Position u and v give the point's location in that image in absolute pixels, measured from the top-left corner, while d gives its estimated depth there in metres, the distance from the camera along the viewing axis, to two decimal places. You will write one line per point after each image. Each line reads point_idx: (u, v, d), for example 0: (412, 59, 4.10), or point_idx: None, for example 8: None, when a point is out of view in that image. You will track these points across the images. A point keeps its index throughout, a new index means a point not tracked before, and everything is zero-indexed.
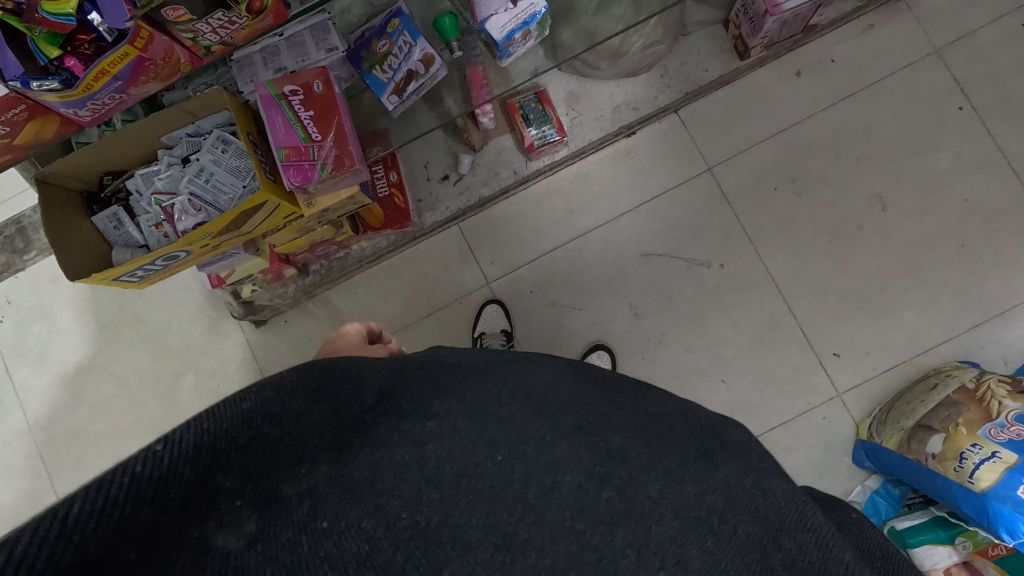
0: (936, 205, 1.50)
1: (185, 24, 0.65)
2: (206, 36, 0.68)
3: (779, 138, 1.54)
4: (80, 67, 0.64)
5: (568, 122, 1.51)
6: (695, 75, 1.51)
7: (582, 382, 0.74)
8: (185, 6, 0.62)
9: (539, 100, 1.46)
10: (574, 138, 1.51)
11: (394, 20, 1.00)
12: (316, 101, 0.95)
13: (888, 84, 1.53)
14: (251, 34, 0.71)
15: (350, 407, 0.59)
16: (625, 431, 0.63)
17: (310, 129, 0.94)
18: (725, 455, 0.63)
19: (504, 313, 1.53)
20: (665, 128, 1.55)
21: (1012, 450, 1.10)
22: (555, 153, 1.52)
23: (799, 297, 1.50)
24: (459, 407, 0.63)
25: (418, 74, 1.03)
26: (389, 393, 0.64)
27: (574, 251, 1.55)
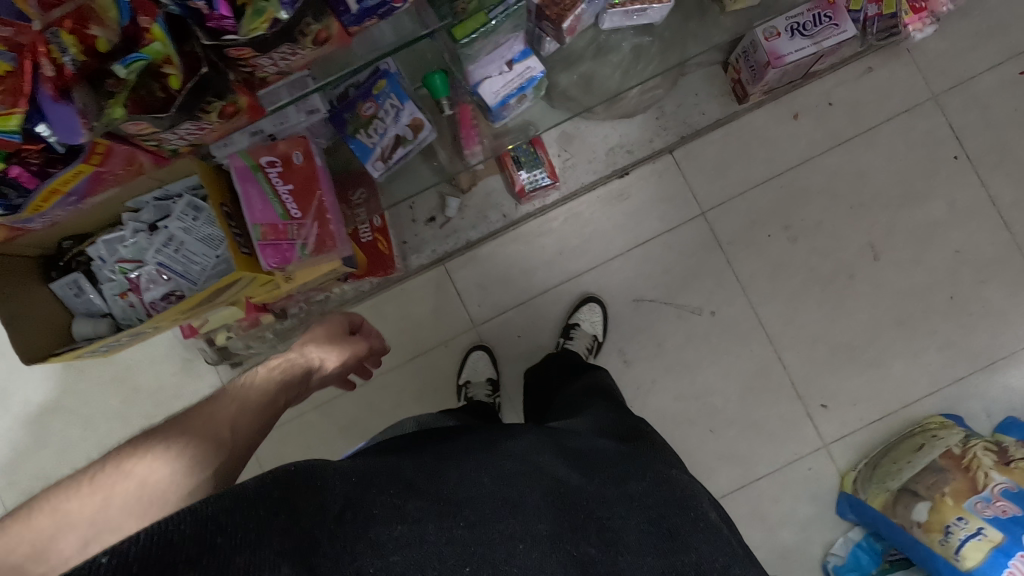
0: (928, 255, 1.48)
1: (148, 135, 0.61)
2: (171, 141, 0.64)
3: (774, 183, 1.50)
4: (27, 180, 0.60)
5: (557, 163, 1.46)
6: (691, 117, 1.47)
7: (560, 471, 0.75)
8: (149, 121, 0.58)
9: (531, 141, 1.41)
10: (564, 181, 1.47)
11: (380, 82, 0.92)
12: (295, 174, 0.89)
13: (885, 130, 1.50)
14: (222, 133, 0.67)
15: (316, 515, 0.56)
16: (594, 543, 0.67)
17: (288, 205, 0.88)
18: (678, 561, 0.68)
19: (491, 361, 1.48)
20: (660, 169, 1.50)
21: (997, 527, 1.15)
22: (546, 195, 1.47)
23: (789, 346, 1.49)
24: (428, 511, 0.63)
25: (403, 140, 0.97)
26: (355, 500, 0.61)
27: (564, 294, 1.51)
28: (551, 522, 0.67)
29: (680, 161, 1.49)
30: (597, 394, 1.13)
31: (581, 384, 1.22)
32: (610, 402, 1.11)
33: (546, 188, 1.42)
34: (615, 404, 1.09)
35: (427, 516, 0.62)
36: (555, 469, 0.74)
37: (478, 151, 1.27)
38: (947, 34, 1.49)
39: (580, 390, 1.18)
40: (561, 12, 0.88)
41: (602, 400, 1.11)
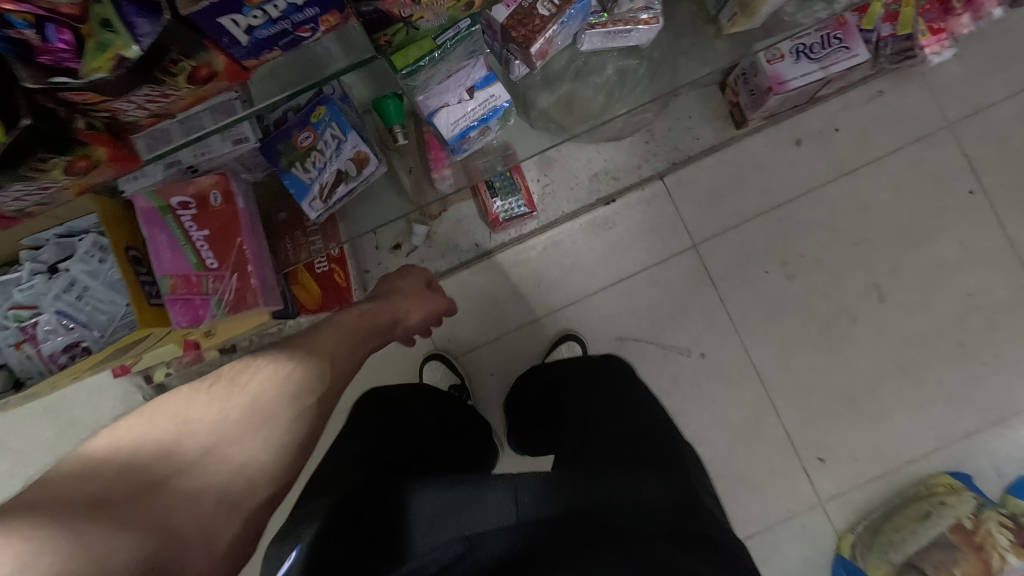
0: (937, 297, 1.36)
1: None
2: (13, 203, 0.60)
3: (772, 215, 1.38)
4: None
5: (536, 193, 1.34)
6: (683, 142, 1.34)
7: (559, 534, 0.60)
8: None
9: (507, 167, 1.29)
10: (543, 211, 1.35)
11: (319, 109, 0.80)
12: (213, 217, 0.76)
13: (894, 160, 1.38)
14: (82, 187, 0.63)
15: None
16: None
17: (203, 253, 0.75)
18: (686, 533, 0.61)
19: (451, 370, 1.35)
20: (648, 196, 1.37)
21: None
22: (523, 224, 1.35)
23: (783, 394, 1.37)
24: None
25: (346, 175, 0.84)
26: None
27: (541, 330, 1.38)
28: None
29: (670, 189, 1.37)
30: (636, 405, 0.85)
31: (601, 391, 0.93)
32: (654, 415, 0.83)
33: (521, 218, 1.31)
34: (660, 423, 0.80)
35: None
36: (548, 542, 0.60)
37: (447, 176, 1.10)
38: (964, 57, 1.37)
39: (601, 400, 0.90)
40: (528, 33, 0.75)
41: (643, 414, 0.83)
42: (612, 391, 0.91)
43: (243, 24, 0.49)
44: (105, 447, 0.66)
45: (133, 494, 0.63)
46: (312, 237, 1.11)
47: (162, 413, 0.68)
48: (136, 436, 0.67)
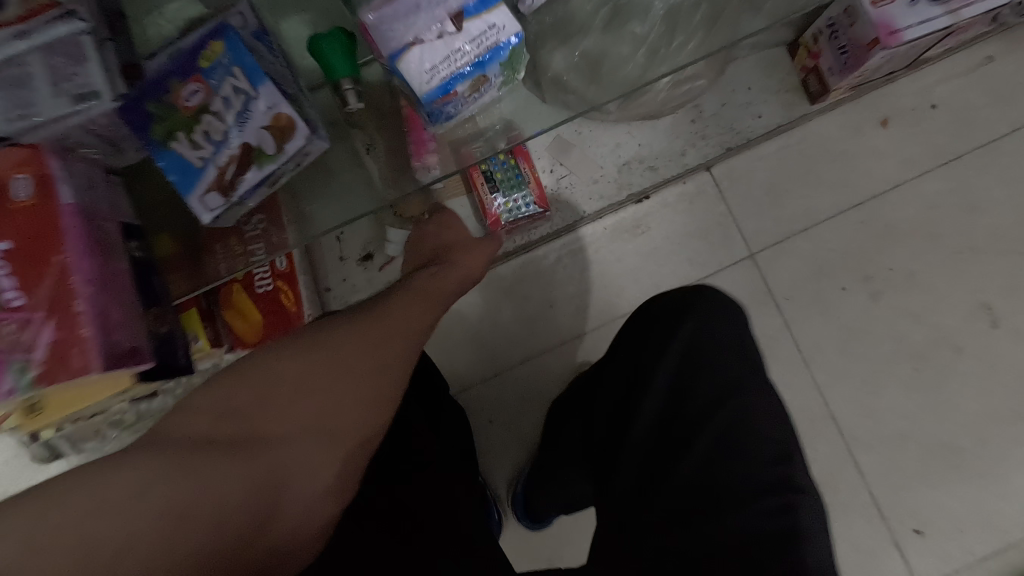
0: None
1: None
2: None
3: (851, 216, 1.08)
4: None
5: (549, 186, 1.03)
6: (742, 121, 1.02)
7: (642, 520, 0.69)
8: None
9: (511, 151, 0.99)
10: (559, 210, 1.04)
11: (214, 47, 0.51)
12: (19, 218, 0.50)
13: (1007, 145, 1.07)
14: None
15: None
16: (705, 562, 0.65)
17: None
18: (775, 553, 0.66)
19: None
20: (691, 192, 1.06)
21: None
22: (532, 228, 1.04)
23: (868, 446, 1.06)
24: None
25: (257, 151, 0.52)
26: None
27: (556, 367, 1.06)
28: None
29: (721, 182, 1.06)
30: (748, 414, 0.74)
31: (713, 387, 0.75)
32: (771, 406, 0.75)
33: (531, 221, 1.02)
34: (779, 440, 0.74)
35: None
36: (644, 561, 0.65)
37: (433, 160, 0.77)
38: None
39: (708, 404, 0.75)
40: None
41: (756, 425, 0.74)
42: (724, 388, 0.75)
43: None
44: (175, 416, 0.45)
45: (225, 450, 0.43)
46: (252, 246, 0.76)
47: (243, 388, 0.45)
48: (207, 424, 0.44)
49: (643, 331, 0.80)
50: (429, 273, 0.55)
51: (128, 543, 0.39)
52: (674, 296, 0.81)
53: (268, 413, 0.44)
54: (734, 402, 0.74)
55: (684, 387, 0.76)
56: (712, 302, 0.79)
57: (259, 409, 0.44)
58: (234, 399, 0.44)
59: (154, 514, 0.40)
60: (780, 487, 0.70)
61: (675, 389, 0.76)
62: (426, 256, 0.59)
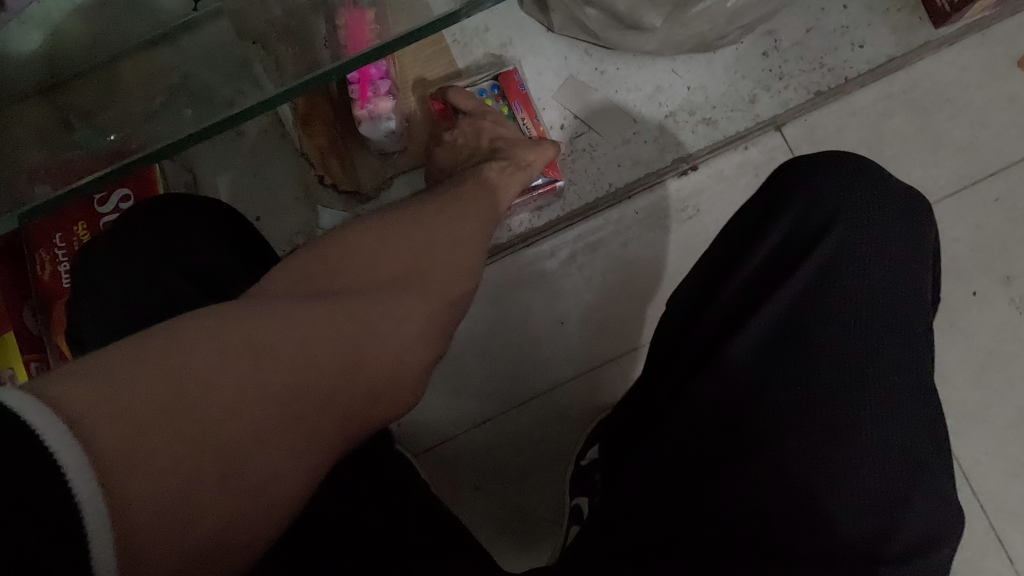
0: None
1: None
2: None
3: (983, 191, 0.76)
4: None
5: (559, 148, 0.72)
6: (832, 55, 0.73)
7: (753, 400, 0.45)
8: None
9: (505, 94, 0.69)
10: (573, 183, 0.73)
11: None
12: None
13: None
14: None
15: None
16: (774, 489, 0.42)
17: None
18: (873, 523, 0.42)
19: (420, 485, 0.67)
20: (761, 160, 0.74)
21: None
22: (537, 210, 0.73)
23: (1019, 521, 0.73)
24: None
25: None
26: None
27: (571, 411, 0.74)
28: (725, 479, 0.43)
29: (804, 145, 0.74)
30: (882, 423, 0.44)
31: (836, 366, 0.45)
32: (926, 423, 0.45)
33: (534, 198, 0.71)
34: (934, 420, 0.46)
35: None
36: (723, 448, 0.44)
37: (391, 110, 0.65)
38: None
39: (827, 365, 0.45)
40: None
41: (890, 447, 0.44)
42: (856, 378, 0.45)
43: None
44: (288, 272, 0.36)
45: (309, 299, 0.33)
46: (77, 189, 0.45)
47: (356, 240, 0.38)
48: (301, 282, 0.35)
49: (729, 270, 0.50)
50: (499, 165, 0.55)
51: (228, 409, 0.28)
52: (793, 219, 0.50)
53: (355, 271, 0.36)
54: (898, 324, 0.47)
55: (843, 272, 0.47)
56: (876, 218, 0.49)
57: (334, 269, 0.36)
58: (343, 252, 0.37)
59: (232, 352, 0.29)
60: (888, 550, 0.41)
61: (831, 269, 0.47)
62: (484, 147, 0.60)
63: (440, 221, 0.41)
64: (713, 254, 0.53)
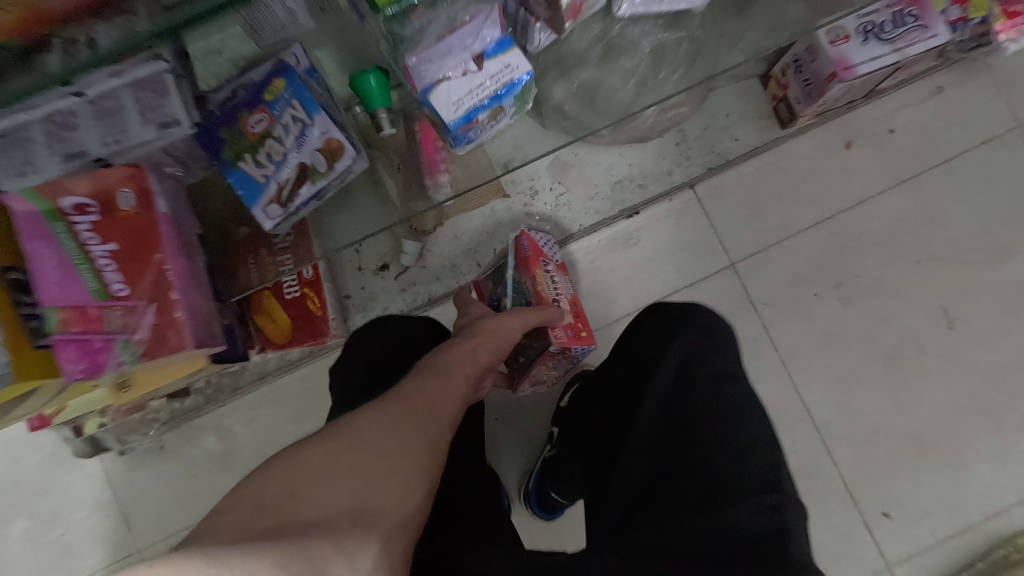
0: (1014, 326, 1.17)
1: None
2: None
3: (823, 229, 1.19)
4: None
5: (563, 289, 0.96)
6: (721, 144, 1.16)
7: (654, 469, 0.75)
8: None
9: (518, 264, 0.91)
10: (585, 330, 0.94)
11: (277, 81, 0.62)
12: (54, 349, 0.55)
13: (958, 166, 1.19)
14: None
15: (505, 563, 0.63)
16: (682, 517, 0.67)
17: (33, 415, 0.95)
18: (758, 540, 0.64)
19: None
20: (678, 208, 1.17)
21: None
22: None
23: (842, 440, 1.16)
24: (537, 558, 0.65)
25: (312, 167, 0.63)
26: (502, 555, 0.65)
27: None
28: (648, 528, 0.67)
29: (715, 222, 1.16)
30: (735, 468, 0.71)
31: (699, 435, 0.75)
32: (762, 460, 0.73)
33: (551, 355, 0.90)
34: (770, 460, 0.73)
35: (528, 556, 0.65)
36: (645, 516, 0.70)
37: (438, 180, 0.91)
38: None
39: (690, 431, 0.76)
40: None
41: (741, 479, 0.70)
42: (712, 406, 0.77)
43: None
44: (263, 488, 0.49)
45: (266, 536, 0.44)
46: (281, 257, 0.82)
47: (318, 461, 0.51)
48: (246, 522, 0.46)
49: (624, 357, 0.91)
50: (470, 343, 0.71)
51: None
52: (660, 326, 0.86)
53: (310, 499, 0.48)
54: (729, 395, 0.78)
55: (688, 365, 0.81)
56: (701, 321, 0.85)
57: (292, 501, 0.48)
58: (304, 480, 0.49)
59: None
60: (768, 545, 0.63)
61: (683, 365, 0.81)
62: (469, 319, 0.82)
63: (400, 425, 0.56)
64: (622, 344, 0.93)
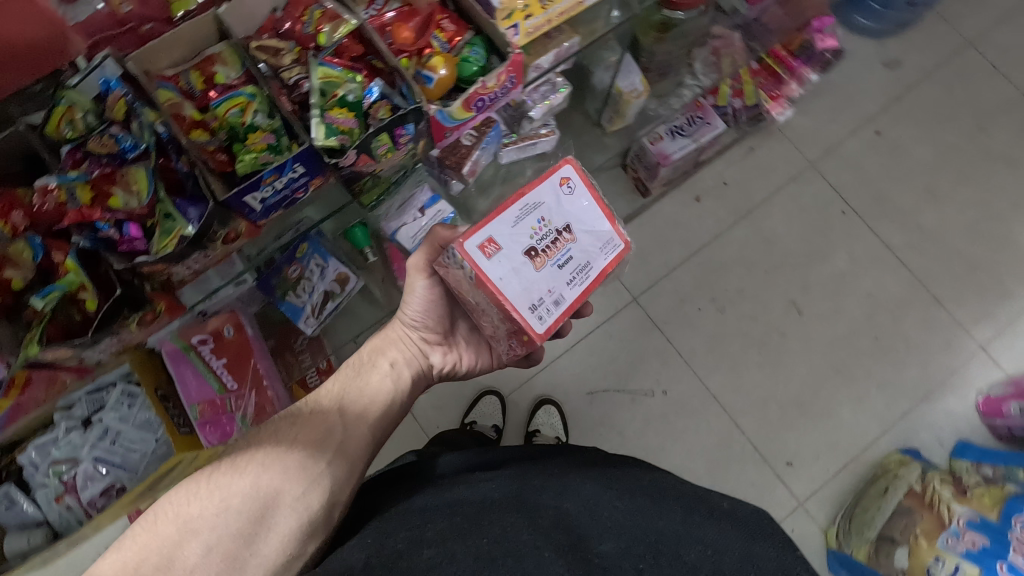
0: (844, 304, 1.59)
1: (70, 357, 0.66)
2: (92, 358, 0.70)
3: (693, 260, 1.61)
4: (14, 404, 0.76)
5: (536, 197, 0.69)
6: None
7: (607, 462, 0.78)
8: (73, 350, 0.64)
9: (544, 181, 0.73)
10: (498, 232, 0.67)
11: (302, 246, 0.98)
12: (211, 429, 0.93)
13: (777, 199, 1.65)
14: (147, 334, 0.74)
15: (438, 492, 0.68)
16: (625, 498, 0.68)
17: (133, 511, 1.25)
18: (696, 536, 0.64)
19: None
20: None
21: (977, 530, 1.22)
22: (544, 280, 0.67)
23: (743, 412, 1.53)
24: (475, 482, 0.69)
25: (331, 293, 1.04)
26: (442, 486, 0.70)
27: (521, 402, 1.53)
28: (600, 488, 0.69)
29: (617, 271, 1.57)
30: (692, 493, 0.73)
31: (653, 471, 0.78)
32: (721, 500, 0.73)
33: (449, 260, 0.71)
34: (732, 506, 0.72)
35: (478, 485, 0.69)
36: (592, 479, 0.71)
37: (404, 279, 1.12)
38: (808, 111, 1.69)
39: (645, 465, 0.80)
40: (458, 159, 1.01)
41: (691, 498, 0.71)
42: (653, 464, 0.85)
43: (259, 197, 0.66)
44: (172, 522, 0.60)
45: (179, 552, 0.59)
46: (301, 354, 1.13)
47: (220, 485, 0.63)
48: (160, 546, 0.59)
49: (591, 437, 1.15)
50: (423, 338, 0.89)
51: None
52: None
53: (211, 525, 0.61)
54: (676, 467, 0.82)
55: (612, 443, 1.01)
56: None
57: (199, 526, 0.60)
58: (203, 506, 0.62)
59: None
60: (701, 551, 0.62)
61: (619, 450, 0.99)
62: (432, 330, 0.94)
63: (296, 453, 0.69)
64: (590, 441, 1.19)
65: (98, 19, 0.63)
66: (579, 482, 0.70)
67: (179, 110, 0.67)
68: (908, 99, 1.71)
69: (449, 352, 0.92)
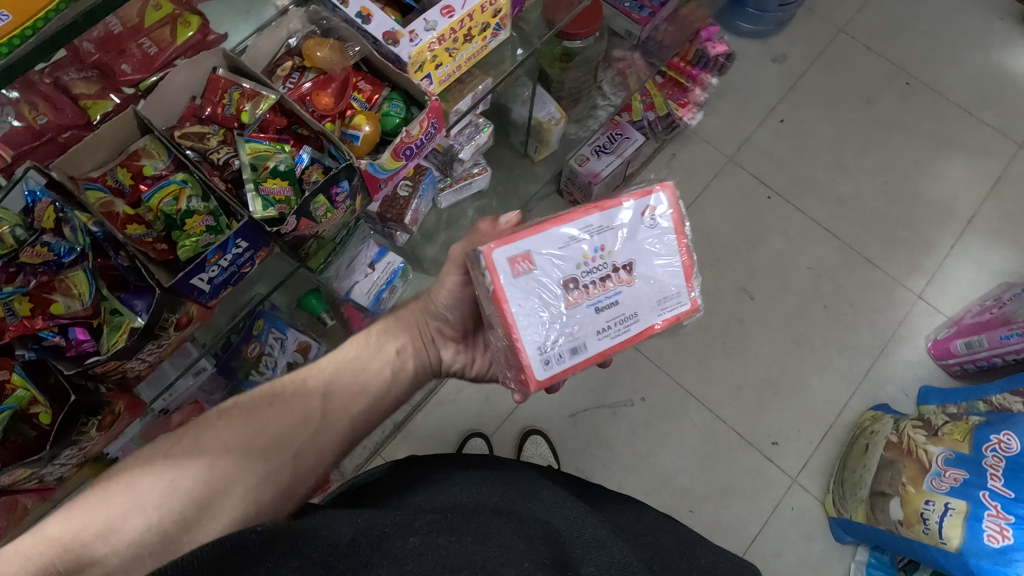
0: (789, 281, 1.68)
1: (28, 477, 0.63)
2: (52, 474, 0.67)
3: None
4: None
5: (598, 227, 0.68)
6: None
7: (605, 500, 0.78)
8: (30, 469, 0.61)
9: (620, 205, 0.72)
10: (537, 251, 0.66)
11: (257, 322, 0.97)
12: None
13: (706, 196, 1.75)
14: (108, 441, 0.71)
15: (430, 500, 0.67)
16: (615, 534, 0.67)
17: None
18: None
19: None
20: None
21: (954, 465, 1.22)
22: (582, 321, 0.66)
23: (721, 403, 1.57)
24: (471, 493, 0.69)
25: (295, 362, 1.01)
26: (436, 495, 0.68)
27: (507, 439, 1.52)
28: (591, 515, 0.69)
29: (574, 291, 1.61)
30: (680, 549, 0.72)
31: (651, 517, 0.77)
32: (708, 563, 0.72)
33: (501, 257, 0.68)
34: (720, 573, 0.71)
35: (474, 496, 0.69)
36: (585, 506, 0.71)
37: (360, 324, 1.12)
38: (716, 112, 1.82)
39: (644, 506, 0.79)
40: (399, 211, 1.05)
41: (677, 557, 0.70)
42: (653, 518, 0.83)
43: (206, 278, 0.67)
44: (121, 490, 0.55)
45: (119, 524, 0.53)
46: None
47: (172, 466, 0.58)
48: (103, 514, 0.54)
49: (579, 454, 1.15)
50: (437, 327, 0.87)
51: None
52: None
53: (162, 501, 0.56)
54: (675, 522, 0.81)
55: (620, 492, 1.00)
56: None
57: (149, 501, 0.55)
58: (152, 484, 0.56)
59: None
60: None
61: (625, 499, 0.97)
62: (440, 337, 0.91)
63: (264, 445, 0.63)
64: None
65: (15, 134, 0.66)
66: (573, 503, 0.70)
67: (111, 208, 0.68)
68: (802, 87, 1.86)
69: (463, 351, 0.90)
